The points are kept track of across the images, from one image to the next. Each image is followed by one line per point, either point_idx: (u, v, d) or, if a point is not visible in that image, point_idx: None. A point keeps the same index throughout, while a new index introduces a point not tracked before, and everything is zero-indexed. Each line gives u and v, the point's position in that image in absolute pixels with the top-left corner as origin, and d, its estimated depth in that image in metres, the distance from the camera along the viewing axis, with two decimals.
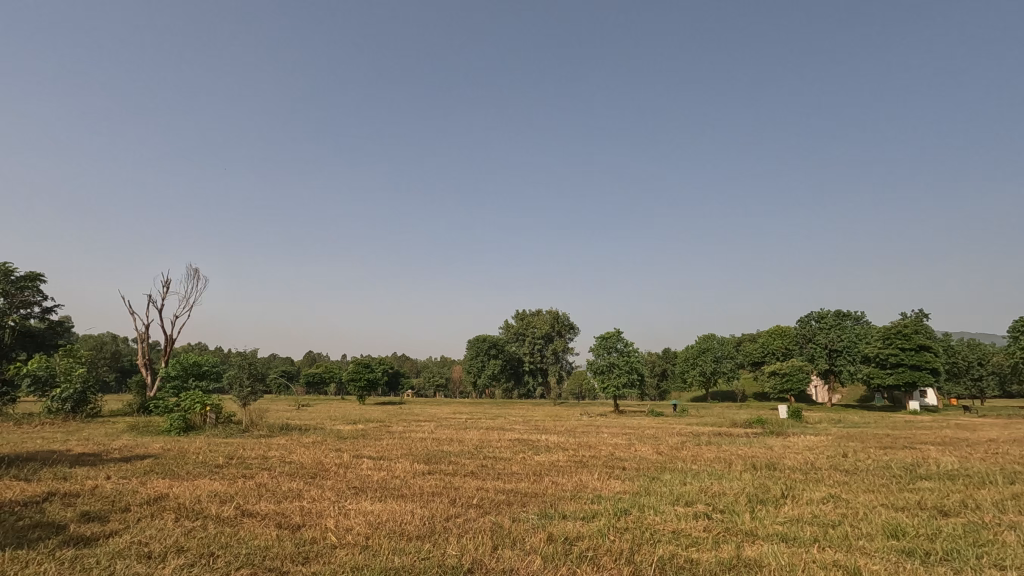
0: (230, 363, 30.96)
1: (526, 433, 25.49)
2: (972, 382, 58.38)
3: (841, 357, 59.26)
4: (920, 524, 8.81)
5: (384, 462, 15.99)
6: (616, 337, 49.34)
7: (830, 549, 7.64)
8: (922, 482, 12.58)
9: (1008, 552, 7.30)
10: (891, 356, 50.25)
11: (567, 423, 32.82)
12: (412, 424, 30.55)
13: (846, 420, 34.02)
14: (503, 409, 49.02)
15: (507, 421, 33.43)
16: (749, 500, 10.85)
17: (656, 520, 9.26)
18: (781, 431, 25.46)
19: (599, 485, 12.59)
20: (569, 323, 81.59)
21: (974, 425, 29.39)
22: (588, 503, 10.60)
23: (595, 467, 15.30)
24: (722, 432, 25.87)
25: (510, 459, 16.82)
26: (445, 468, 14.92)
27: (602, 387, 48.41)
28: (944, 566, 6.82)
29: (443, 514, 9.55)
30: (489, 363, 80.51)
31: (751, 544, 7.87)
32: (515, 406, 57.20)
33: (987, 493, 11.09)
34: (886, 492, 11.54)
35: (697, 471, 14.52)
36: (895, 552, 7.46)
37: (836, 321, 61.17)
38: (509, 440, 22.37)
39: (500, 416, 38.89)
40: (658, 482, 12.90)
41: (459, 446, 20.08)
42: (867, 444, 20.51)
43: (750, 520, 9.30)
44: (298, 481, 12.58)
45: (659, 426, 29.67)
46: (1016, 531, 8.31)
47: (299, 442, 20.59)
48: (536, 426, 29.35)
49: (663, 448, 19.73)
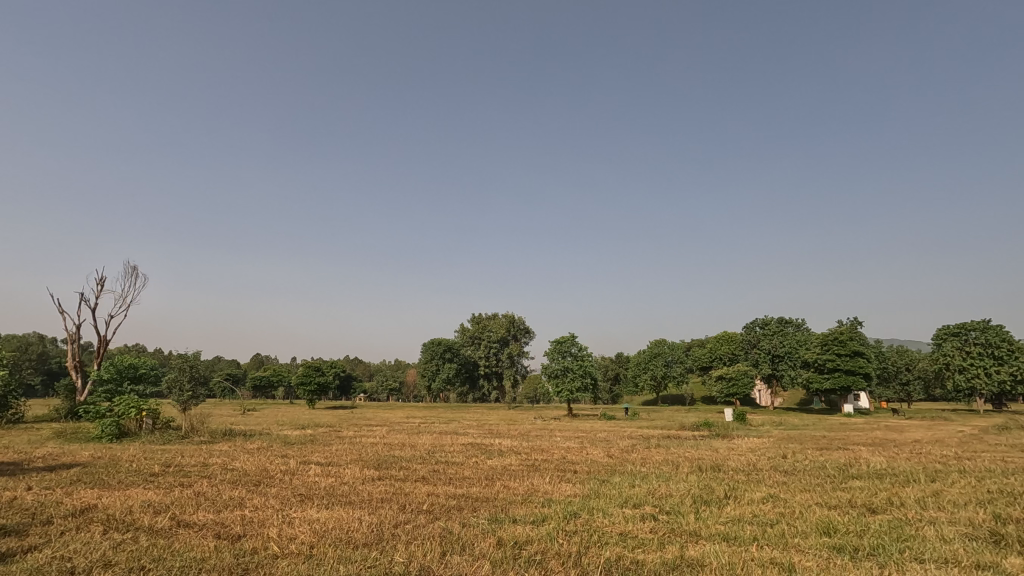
0: (169, 366, 29.41)
1: (479, 437, 25.41)
2: (901, 386, 61.91)
3: (783, 362, 61.85)
4: (851, 522, 9.29)
5: (333, 467, 15.58)
6: (570, 341, 49.97)
7: (767, 547, 7.95)
8: (854, 481, 13.29)
9: (928, 546, 7.79)
10: (828, 361, 52.90)
11: (521, 427, 32.90)
12: (364, 429, 29.96)
13: (786, 422, 35.52)
14: (458, 414, 48.71)
15: (461, 425, 33.27)
16: (693, 501, 11.16)
17: (604, 522, 9.42)
18: (727, 434, 26.34)
19: (551, 489, 12.68)
20: (524, 327, 81.87)
21: (900, 427, 31.27)
22: (538, 507, 10.66)
23: (547, 471, 15.40)
24: (671, 435, 26.48)
25: (462, 464, 16.70)
26: (396, 474, 14.69)
27: (556, 391, 48.80)
28: (871, 561, 7.21)
29: (392, 521, 9.40)
30: (443, 366, 79.93)
31: (694, 545, 8.09)
32: (469, 410, 56.99)
33: (911, 491, 11.81)
34: (821, 492, 12.11)
35: (645, 473, 14.84)
36: (827, 549, 7.84)
37: (779, 328, 64.02)
38: (462, 445, 22.24)
39: (454, 420, 38.60)
40: (607, 485, 13.12)
41: (411, 451, 19.80)
42: (805, 446, 21.47)
43: (694, 520, 9.57)
44: (240, 489, 12.09)
45: (611, 430, 30.18)
46: (935, 526, 8.89)
47: (242, 448, 19.77)
48: (489, 430, 29.34)
49: (613, 451, 20.07)
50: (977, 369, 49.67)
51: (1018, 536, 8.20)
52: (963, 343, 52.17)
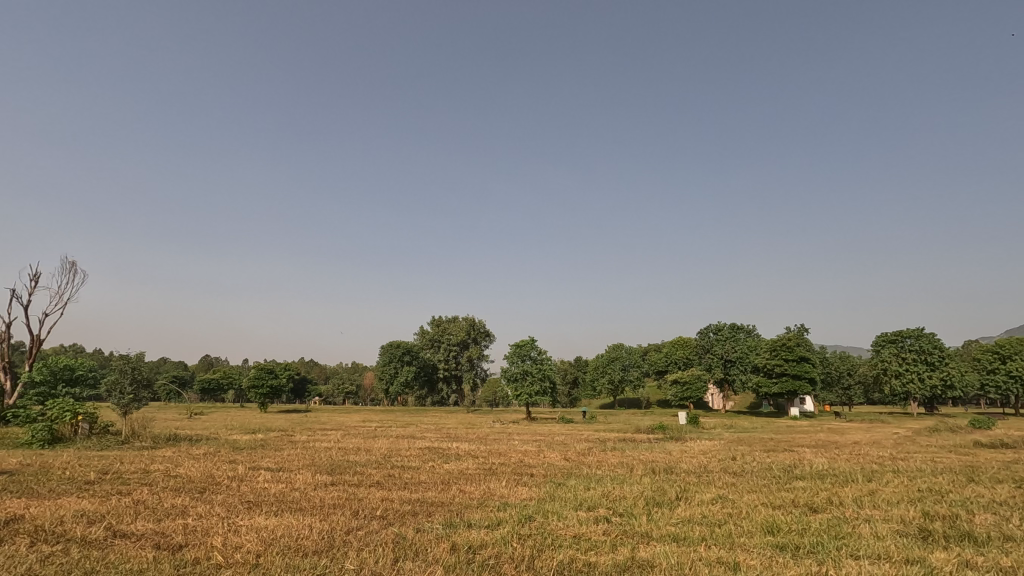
0: (109, 368, 27.93)
1: (437, 441, 25.19)
2: (842, 391, 65.03)
3: (735, 367, 63.89)
4: (794, 521, 9.65)
5: (284, 473, 15.12)
6: (530, 345, 50.26)
7: (715, 547, 8.19)
8: (797, 482, 13.85)
9: (863, 543, 8.18)
10: (777, 366, 55.01)
11: (480, 431, 32.81)
12: (318, 433, 29.30)
13: (737, 425, 36.62)
14: (415, 418, 48.03)
15: (418, 430, 32.93)
16: (646, 503, 11.38)
17: (559, 525, 9.49)
18: (680, 437, 27.01)
19: (507, 493, 12.69)
20: (484, 330, 81.72)
21: (842, 430, 32.82)
22: (493, 511, 10.65)
23: (503, 474, 15.42)
24: (627, 438, 26.91)
25: (419, 468, 16.49)
26: (350, 479, 14.38)
27: (515, 394, 48.89)
28: (811, 559, 7.51)
29: (344, 527, 9.19)
30: (402, 370, 78.99)
31: (645, 546, 8.23)
32: (427, 414, 56.39)
33: (850, 490, 12.40)
34: (766, 492, 12.57)
35: (600, 476, 15.04)
36: (770, 547, 8.12)
37: (731, 333, 66.10)
38: (419, 449, 21.99)
39: (411, 424, 38.09)
40: (563, 488, 13.22)
41: (366, 456, 19.43)
42: (753, 448, 22.29)
43: (646, 522, 9.78)
44: (184, 497, 11.56)
45: (568, 434, 30.45)
46: (871, 524, 9.35)
47: (187, 453, 18.94)
48: (447, 434, 29.19)
49: (570, 454, 20.29)
50: (911, 374, 52.64)
51: (944, 532, 8.72)
52: (899, 350, 55.22)
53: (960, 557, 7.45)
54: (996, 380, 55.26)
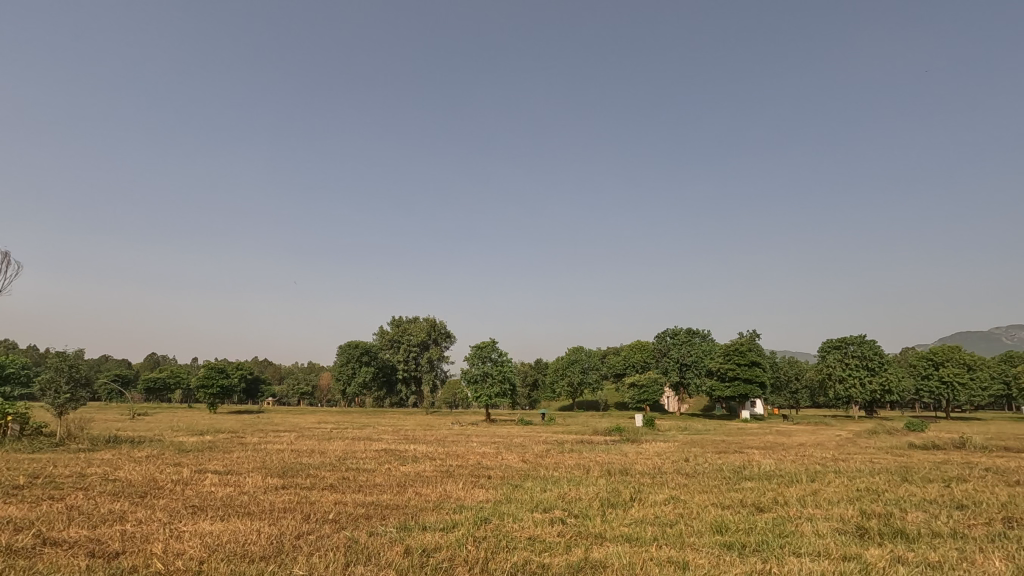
0: (44, 366, 26.37)
1: (393, 443, 24.85)
2: (790, 394, 67.78)
3: (690, 370, 65.55)
4: (742, 520, 9.95)
5: (232, 476, 14.59)
6: (490, 346, 50.23)
7: (666, 546, 8.38)
8: (745, 482, 14.33)
9: (805, 541, 8.53)
10: (729, 370, 56.77)
11: (438, 432, 32.47)
12: (271, 434, 28.44)
13: (691, 427, 37.68)
14: (373, 419, 47.25)
15: (375, 431, 32.36)
16: (601, 504, 11.55)
17: (514, 527, 9.51)
18: (636, 439, 27.61)
19: (463, 495, 12.63)
20: (445, 331, 81.00)
21: (789, 432, 34.20)
22: (449, 514, 10.55)
23: (460, 476, 15.34)
24: (584, 440, 27.23)
25: (374, 470, 16.24)
26: (302, 482, 14.01)
27: (475, 396, 48.75)
28: (757, 557, 7.76)
29: (294, 532, 8.95)
30: (359, 370, 78.17)
31: (599, 547, 8.36)
32: (386, 415, 55.64)
33: (795, 490, 12.91)
34: (716, 492, 12.96)
35: (557, 477, 15.17)
36: (719, 547, 8.36)
37: (687, 338, 67.96)
38: (376, 451, 21.59)
39: (369, 425, 37.56)
40: (520, 490, 13.27)
41: (320, 458, 18.97)
42: (706, 450, 22.95)
43: (600, 522, 9.90)
44: (123, 501, 11.01)
45: (527, 435, 30.54)
46: (813, 522, 9.76)
47: (128, 456, 18.05)
48: (405, 436, 28.78)
49: (528, 456, 20.42)
50: (853, 379, 55.30)
51: (880, 530, 9.16)
52: (843, 355, 57.86)
53: (893, 553, 7.85)
54: (930, 385, 58.66)
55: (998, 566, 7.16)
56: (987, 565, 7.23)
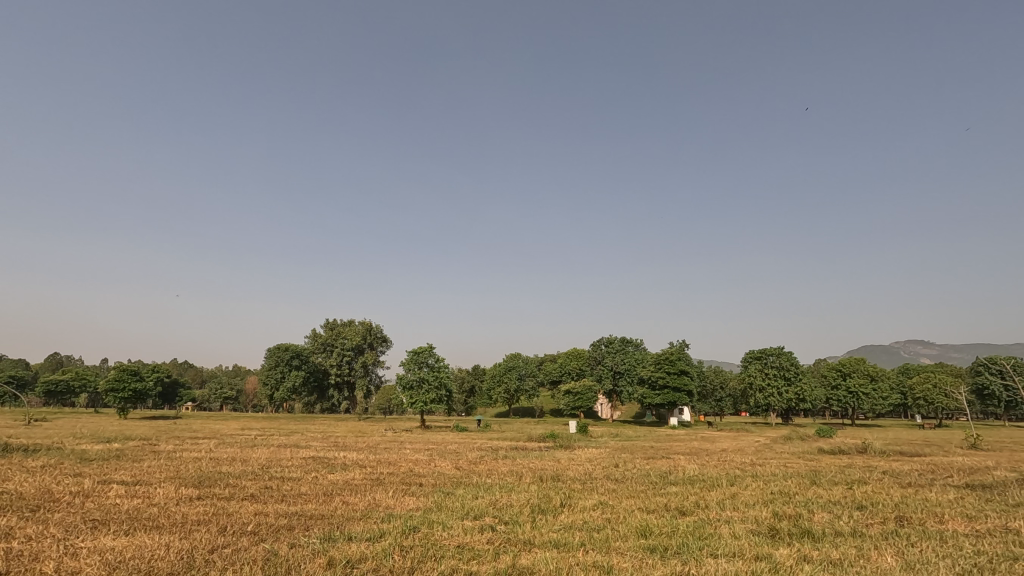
0: None
1: (322, 450, 23.93)
2: (715, 402, 71.11)
3: (623, 378, 67.41)
4: (664, 524, 10.29)
5: (141, 487, 13.55)
6: (427, 352, 49.53)
7: (592, 551, 8.54)
8: (671, 487, 14.83)
9: (723, 542, 8.93)
10: (660, 378, 58.86)
11: (370, 439, 31.59)
12: (188, 442, 26.68)
13: (622, 433, 38.85)
14: (303, 426, 45.34)
15: (303, 438, 31.07)
16: (531, 510, 11.64)
17: (443, 535, 9.39)
18: (569, 445, 28.04)
19: (393, 503, 12.35)
20: (381, 336, 78.90)
21: (713, 438, 35.84)
22: (376, 524, 10.28)
23: (390, 484, 14.98)
24: (519, 447, 27.29)
25: (299, 479, 15.51)
26: (220, 492, 13.19)
27: (409, 402, 47.81)
28: (676, 559, 8.05)
29: (208, 545, 8.43)
30: (289, 374, 75.21)
31: (526, 553, 8.39)
32: (315, 421, 53.59)
33: (715, 494, 13.52)
34: (643, 497, 13.36)
35: (489, 484, 15.12)
36: (642, 550, 8.61)
37: (621, 346, 70.07)
38: (302, 459, 20.70)
39: (296, 432, 35.99)
40: (451, 498, 13.09)
41: (241, 466, 17.93)
42: (635, 455, 23.62)
43: (529, 529, 9.98)
44: (9, 517, 9.93)
45: (461, 442, 30.31)
46: (729, 524, 10.24)
47: (20, 466, 16.38)
48: (334, 443, 27.85)
49: (462, 463, 20.27)
50: (771, 388, 58.71)
51: (789, 530, 9.75)
52: (763, 366, 61.37)
53: (799, 552, 8.36)
54: (838, 394, 63.20)
55: (889, 561, 7.80)
56: (881, 561, 7.83)
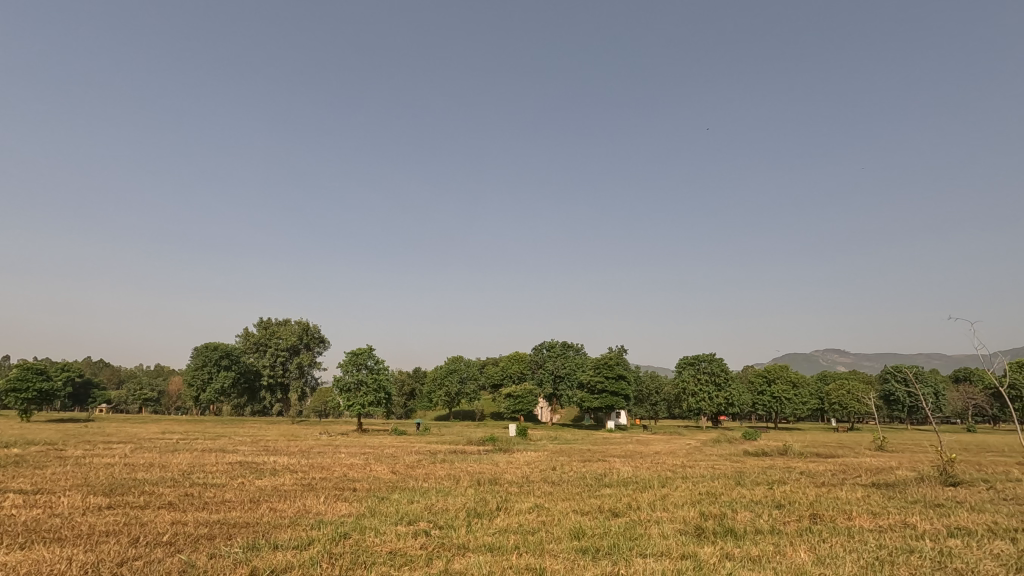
0: None
1: (249, 455, 22.80)
2: (650, 406, 73.45)
3: (563, 382, 68.45)
4: (597, 525, 10.50)
5: (42, 496, 12.40)
6: (367, 354, 48.40)
7: (526, 554, 8.58)
8: (604, 489, 15.17)
9: (652, 542, 9.20)
10: (599, 383, 60.21)
11: (303, 443, 30.43)
12: (100, 447, 24.74)
13: (561, 437, 39.47)
14: (231, 429, 43.11)
15: (231, 442, 29.53)
16: (466, 514, 11.55)
17: (374, 542, 9.16)
18: (507, 448, 28.12)
19: (324, 509, 11.96)
20: (319, 336, 76.48)
21: (648, 441, 36.94)
22: (305, 531, 9.90)
23: (323, 489, 14.50)
24: (457, 450, 27.18)
25: (224, 485, 14.73)
26: (133, 501, 12.29)
27: (346, 405, 46.52)
28: (607, 560, 8.21)
29: (117, 558, 7.84)
30: (217, 375, 71.36)
31: (460, 557, 8.35)
32: (245, 425, 51.10)
33: (647, 495, 13.91)
34: (578, 499, 13.60)
35: (425, 489, 14.90)
36: (575, 551, 8.76)
37: (562, 351, 71.15)
38: (228, 464, 19.67)
39: (222, 435, 34.20)
40: (385, 503, 12.83)
41: (160, 472, 16.83)
42: (572, 458, 23.97)
43: (464, 533, 9.91)
44: None
45: (399, 445, 29.74)
46: (659, 525, 10.57)
47: None
48: (264, 447, 26.62)
49: (398, 466, 19.89)
50: (703, 393, 61.30)
51: (715, 530, 10.18)
52: (696, 371, 63.90)
53: (723, 550, 8.74)
54: (763, 399, 66.73)
55: (802, 556, 8.29)
56: (795, 557, 8.31)
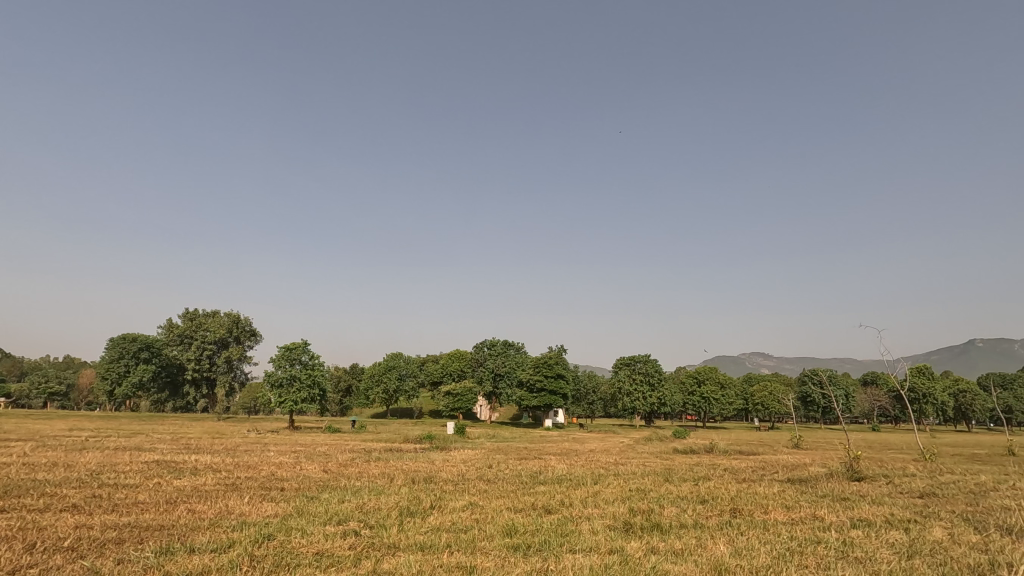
0: None
1: (168, 454, 21.41)
2: (587, 405, 74.98)
3: (503, 380, 68.71)
4: (529, 523, 10.61)
5: None
6: (301, 349, 46.69)
7: (457, 552, 8.55)
8: (539, 486, 15.38)
9: (581, 539, 9.40)
10: (538, 381, 60.89)
11: (228, 440, 28.93)
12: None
13: (499, 435, 39.66)
14: (149, 426, 40.39)
15: (149, 439, 27.66)
16: (398, 513, 11.37)
17: (300, 543, 8.84)
18: (444, 446, 27.88)
19: (248, 509, 11.43)
20: (250, 329, 72.99)
21: (584, 439, 37.64)
22: (226, 532, 9.44)
23: (247, 489, 13.85)
24: (393, 448, 26.66)
25: (137, 486, 13.74)
26: (30, 504, 11.24)
27: (278, 401, 44.71)
28: (536, 556, 8.32)
29: (8, 566, 7.17)
30: (135, 368, 66.83)
31: (390, 557, 8.21)
32: (165, 421, 48.17)
33: (579, 493, 14.21)
34: (512, 497, 13.70)
35: (357, 487, 14.53)
36: (505, 549, 8.80)
37: (503, 349, 71.35)
38: (144, 463, 18.40)
39: (139, 433, 31.99)
40: (314, 502, 12.42)
41: (64, 473, 15.52)
42: (508, 457, 24.03)
43: (396, 532, 9.76)
44: None
45: (332, 443, 28.78)
46: (589, 522, 10.82)
47: None
48: (186, 445, 25.12)
49: (330, 465, 19.26)
50: (637, 393, 63.17)
51: (642, 525, 10.53)
52: (632, 371, 65.73)
53: (648, 544, 9.04)
54: (693, 399, 69.59)
55: (721, 549, 8.72)
56: (714, 549, 8.74)
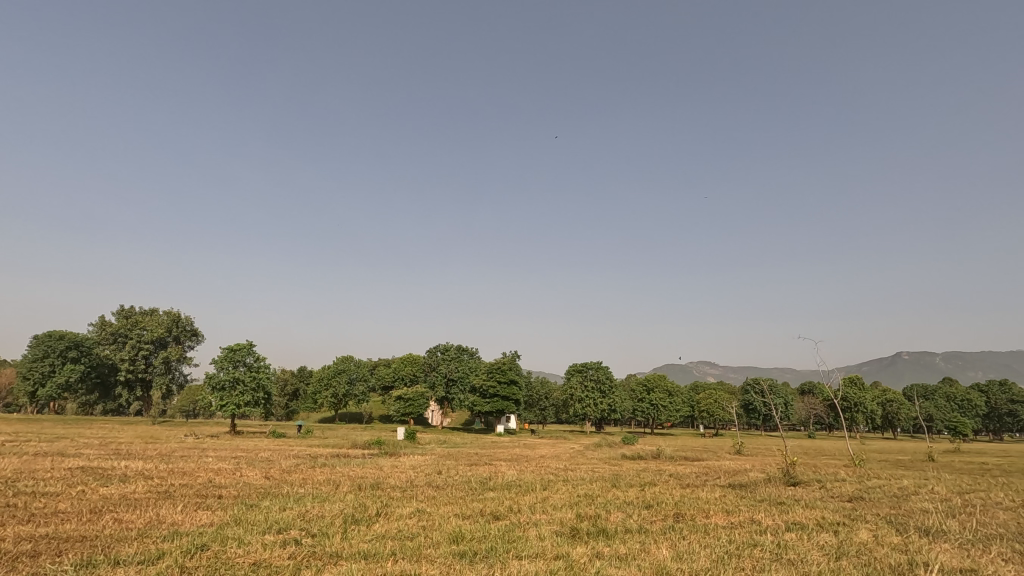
0: None
1: (94, 460, 20.02)
2: (539, 411, 75.25)
3: (456, 386, 68.23)
4: (476, 529, 10.57)
5: None
6: (246, 350, 44.83)
7: (401, 560, 8.39)
8: (488, 492, 15.31)
9: (527, 544, 9.42)
10: (491, 387, 60.84)
11: (162, 446, 27.42)
12: None
13: (450, 441, 39.28)
14: (74, 430, 37.72)
15: (73, 445, 25.86)
16: (343, 521, 11.07)
17: (236, 553, 8.47)
18: (393, 452, 27.34)
19: (181, 518, 10.88)
20: (191, 329, 69.76)
21: (534, 445, 37.79)
22: (155, 543, 8.94)
23: (181, 497, 13.15)
24: (340, 454, 25.94)
25: (57, 495, 12.78)
26: None
27: (218, 405, 42.84)
28: (484, 563, 8.28)
29: None
30: (61, 368, 62.65)
31: (331, 566, 7.96)
32: (92, 425, 45.12)
33: (528, 498, 14.23)
34: (460, 503, 13.58)
35: (300, 494, 14.05)
36: (452, 556, 8.71)
37: (456, 354, 70.93)
38: (67, 470, 17.15)
39: (62, 438, 29.85)
40: (254, 510, 11.93)
41: None
42: (458, 462, 23.86)
43: (339, 540, 9.49)
44: None
45: (276, 449, 27.72)
46: (537, 527, 10.86)
47: None
48: (114, 451, 23.59)
49: (272, 472, 18.56)
50: (589, 399, 63.97)
51: (588, 530, 10.65)
52: (584, 378, 66.59)
53: (594, 550, 9.13)
54: (642, 406, 71.08)
55: (663, 553, 8.94)
56: (657, 553, 8.96)
